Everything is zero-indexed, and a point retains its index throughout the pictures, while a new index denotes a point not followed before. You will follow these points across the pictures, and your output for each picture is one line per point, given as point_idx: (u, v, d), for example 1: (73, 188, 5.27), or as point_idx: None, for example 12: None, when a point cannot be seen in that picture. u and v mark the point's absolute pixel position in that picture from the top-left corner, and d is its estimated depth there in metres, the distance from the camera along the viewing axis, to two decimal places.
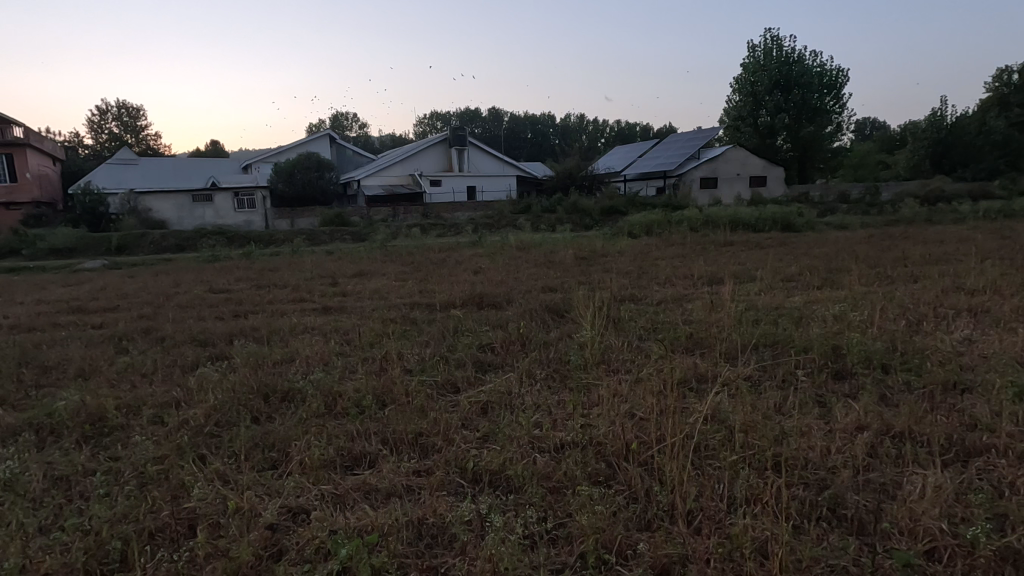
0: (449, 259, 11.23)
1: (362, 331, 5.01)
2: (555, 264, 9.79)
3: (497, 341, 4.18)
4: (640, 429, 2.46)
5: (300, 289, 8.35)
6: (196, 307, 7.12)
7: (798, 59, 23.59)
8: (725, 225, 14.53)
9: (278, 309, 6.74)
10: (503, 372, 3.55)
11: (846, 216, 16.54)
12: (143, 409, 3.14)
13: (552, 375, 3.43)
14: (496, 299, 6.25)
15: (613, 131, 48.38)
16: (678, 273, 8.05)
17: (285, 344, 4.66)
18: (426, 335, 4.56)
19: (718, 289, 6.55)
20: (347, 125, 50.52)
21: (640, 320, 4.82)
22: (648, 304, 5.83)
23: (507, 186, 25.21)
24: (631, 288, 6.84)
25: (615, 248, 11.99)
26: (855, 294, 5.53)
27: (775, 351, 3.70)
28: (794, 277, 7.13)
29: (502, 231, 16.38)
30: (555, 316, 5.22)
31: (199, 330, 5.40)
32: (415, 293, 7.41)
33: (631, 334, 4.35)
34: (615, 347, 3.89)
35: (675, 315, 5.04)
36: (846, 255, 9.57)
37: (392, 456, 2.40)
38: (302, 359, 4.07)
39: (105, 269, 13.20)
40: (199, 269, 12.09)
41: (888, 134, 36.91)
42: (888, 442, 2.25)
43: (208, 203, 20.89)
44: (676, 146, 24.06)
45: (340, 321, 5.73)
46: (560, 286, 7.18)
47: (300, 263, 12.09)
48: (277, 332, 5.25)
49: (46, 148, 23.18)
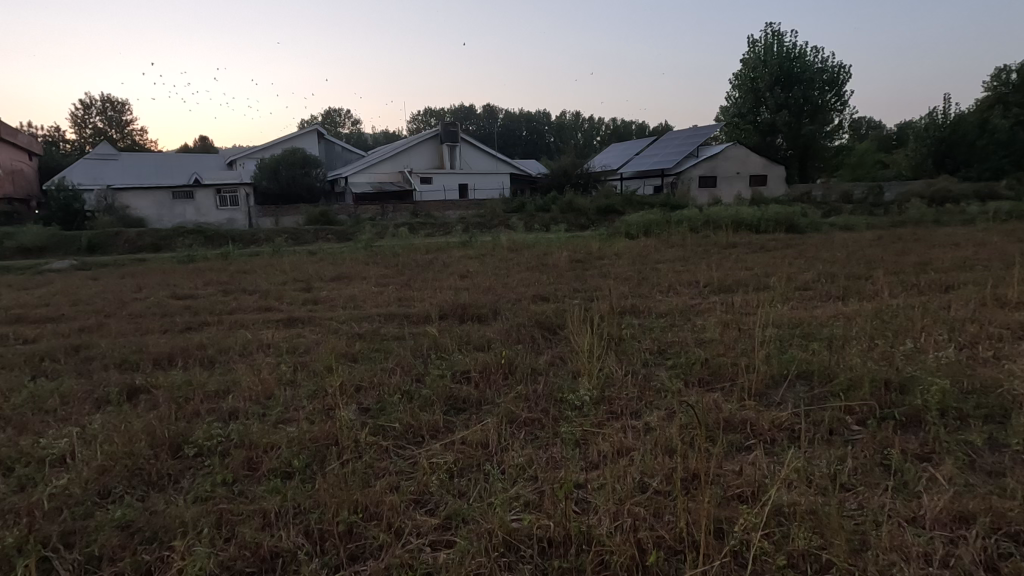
0: (436, 261, 10.56)
1: (325, 351, 4.34)
2: (548, 268, 9.16)
3: (478, 368, 3.51)
4: (656, 526, 1.79)
5: (270, 296, 7.67)
6: (149, 317, 6.42)
7: (799, 55, 23.01)
8: (728, 226, 13.93)
9: (238, 320, 6.03)
10: (479, 415, 2.89)
11: (852, 216, 15.97)
12: (16, 468, 2.46)
13: (543, 419, 2.78)
14: (480, 311, 5.58)
15: (608, 130, 47.76)
16: (681, 280, 7.42)
17: (232, 368, 3.99)
18: (395, 359, 3.89)
19: (728, 299, 5.92)
20: (339, 121, 49.67)
21: (644, 340, 4.15)
22: (652, 317, 5.17)
23: (500, 184, 24.55)
24: (632, 297, 6.20)
25: (612, 249, 11.37)
26: (886, 308, 4.91)
27: (817, 386, 3.03)
28: (810, 285, 6.50)
29: (494, 231, 15.71)
30: (546, 333, 4.56)
31: (135, 348, 4.70)
32: (394, 301, 6.73)
33: (635, 359, 3.70)
34: (619, 379, 3.23)
35: (686, 333, 4.40)
36: (862, 259, 8.96)
37: (315, 562, 1.74)
38: (240, 391, 3.37)
39: (71, 269, 12.42)
40: (171, 271, 11.38)
41: (886, 133, 36.46)
42: (1008, 553, 1.60)
43: (189, 201, 20.13)
44: (673, 143, 23.45)
45: (303, 335, 5.07)
46: (554, 294, 6.54)
47: (278, 264, 11.39)
48: (229, 350, 4.57)
49: (21, 142, 22.28)
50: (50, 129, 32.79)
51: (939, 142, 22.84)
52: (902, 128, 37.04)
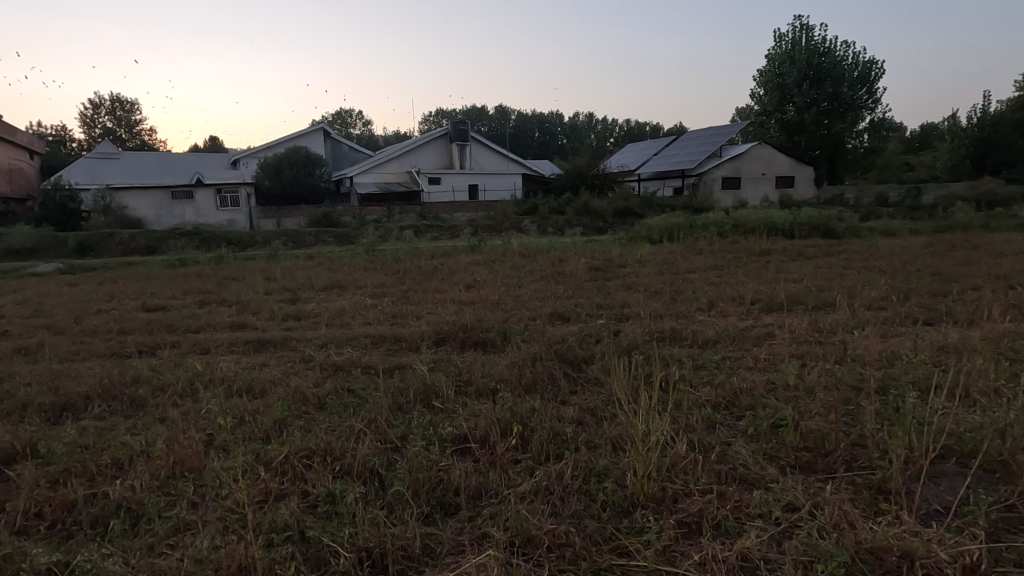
0: (441, 267, 9.61)
1: (283, 395, 3.37)
2: (565, 276, 8.20)
3: (481, 430, 2.56)
4: None
5: (251, 308, 6.76)
6: (102, 335, 5.51)
7: (828, 50, 21.79)
8: (759, 231, 12.80)
9: (196, 341, 5.05)
10: (476, 529, 1.93)
11: (892, 220, 14.83)
12: None
13: (577, 540, 1.82)
14: (485, 334, 4.58)
15: (623, 130, 46.74)
16: (720, 294, 6.37)
17: (160, 422, 3.05)
18: (370, 412, 2.93)
19: (786, 323, 4.91)
20: (350, 121, 48.92)
21: (700, 387, 3.17)
22: (699, 348, 4.18)
23: (511, 184, 23.59)
24: (669, 318, 5.21)
25: (634, 255, 10.36)
26: (1000, 338, 3.88)
27: (990, 489, 2.02)
28: (880, 304, 5.47)
29: (504, 235, 14.71)
30: (569, 371, 3.55)
31: (54, 383, 3.76)
32: (386, 318, 5.73)
33: (695, 418, 2.71)
34: (682, 448, 2.27)
35: (754, 374, 3.41)
36: (923, 269, 7.90)
37: None
38: (148, 462, 2.44)
39: (55, 273, 11.61)
40: (157, 276, 10.52)
41: (914, 135, 34.95)
42: None
43: (189, 201, 19.42)
44: (694, 143, 22.33)
45: (268, 365, 4.14)
46: (574, 310, 5.57)
47: (271, 270, 10.50)
48: (167, 388, 3.62)
49: (20, 140, 21.67)
50: (56, 126, 32.27)
51: (978, 142, 21.48)
52: (928, 130, 35.66)
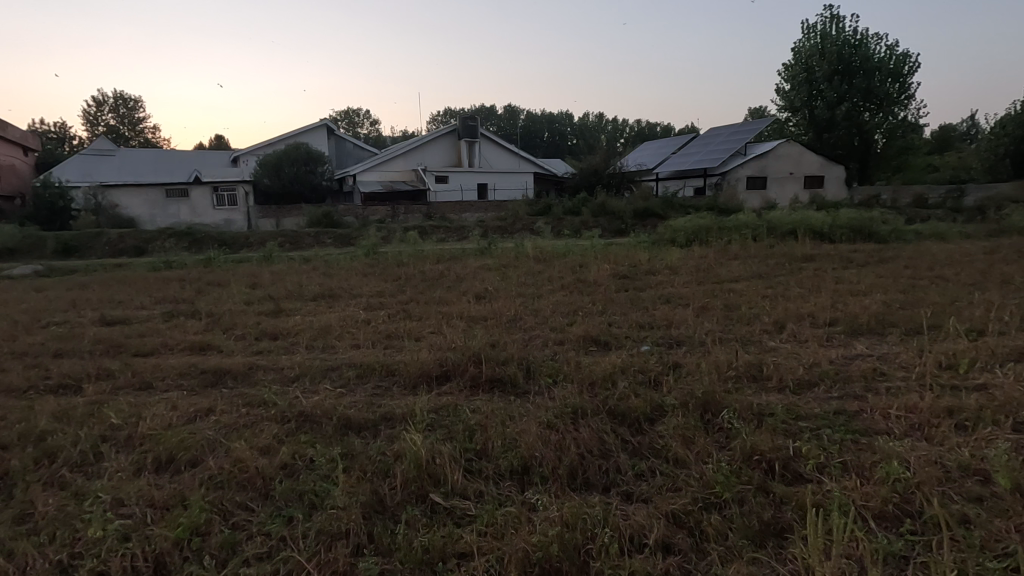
0: (448, 273, 8.59)
1: (214, 472, 2.30)
2: (590, 286, 7.12)
3: None
4: None
5: (223, 323, 5.72)
6: (28, 360, 4.45)
7: (861, 41, 20.52)
8: (796, 236, 11.64)
9: (139, 371, 3.99)
10: None
11: (939, 223, 13.58)
12: None
13: None
14: (502, 368, 3.48)
15: (634, 131, 45.69)
16: (783, 310, 5.24)
17: (16, 525, 2.01)
18: (327, 520, 1.87)
19: (893, 356, 3.77)
20: (358, 121, 47.89)
21: (838, 473, 2.09)
22: (792, 394, 3.08)
23: (522, 184, 22.55)
24: (734, 345, 4.10)
25: (665, 260, 9.27)
26: None
27: None
28: (1000, 330, 4.28)
29: (516, 237, 13.64)
30: (631, 435, 2.47)
31: None
32: (380, 340, 4.68)
33: (866, 552, 1.63)
34: None
35: (906, 445, 2.30)
36: (1008, 280, 6.71)
37: None
38: None
39: (29, 276, 10.61)
40: (137, 280, 9.54)
41: (942, 134, 33.37)
42: None
43: (184, 199, 18.49)
44: (717, 140, 21.15)
45: (214, 413, 3.07)
46: (614, 333, 4.48)
47: (260, 274, 9.49)
48: (57, 453, 2.56)
49: (14, 135, 20.82)
50: (58, 125, 31.54)
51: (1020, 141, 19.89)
52: (952, 131, 34.19)
